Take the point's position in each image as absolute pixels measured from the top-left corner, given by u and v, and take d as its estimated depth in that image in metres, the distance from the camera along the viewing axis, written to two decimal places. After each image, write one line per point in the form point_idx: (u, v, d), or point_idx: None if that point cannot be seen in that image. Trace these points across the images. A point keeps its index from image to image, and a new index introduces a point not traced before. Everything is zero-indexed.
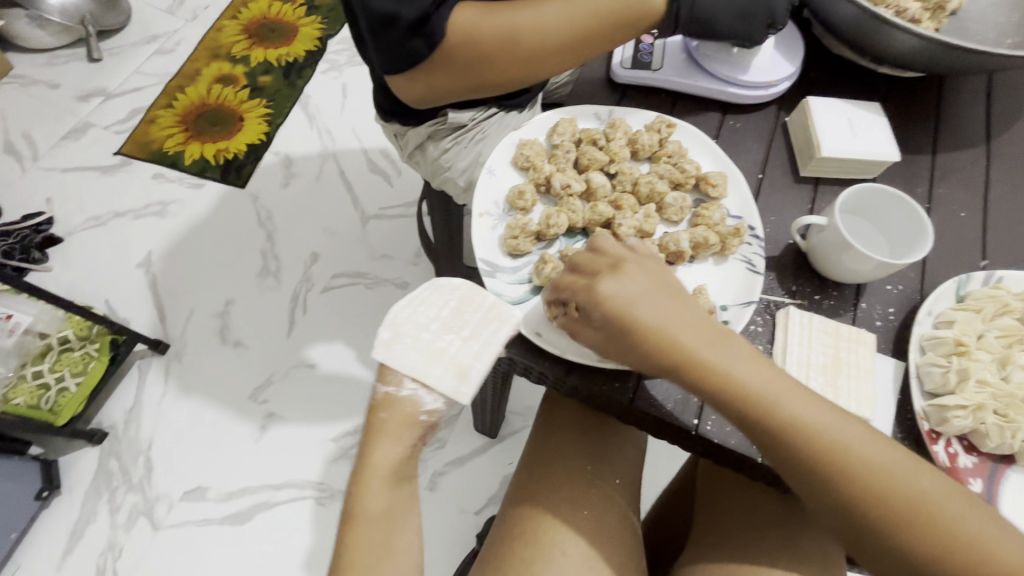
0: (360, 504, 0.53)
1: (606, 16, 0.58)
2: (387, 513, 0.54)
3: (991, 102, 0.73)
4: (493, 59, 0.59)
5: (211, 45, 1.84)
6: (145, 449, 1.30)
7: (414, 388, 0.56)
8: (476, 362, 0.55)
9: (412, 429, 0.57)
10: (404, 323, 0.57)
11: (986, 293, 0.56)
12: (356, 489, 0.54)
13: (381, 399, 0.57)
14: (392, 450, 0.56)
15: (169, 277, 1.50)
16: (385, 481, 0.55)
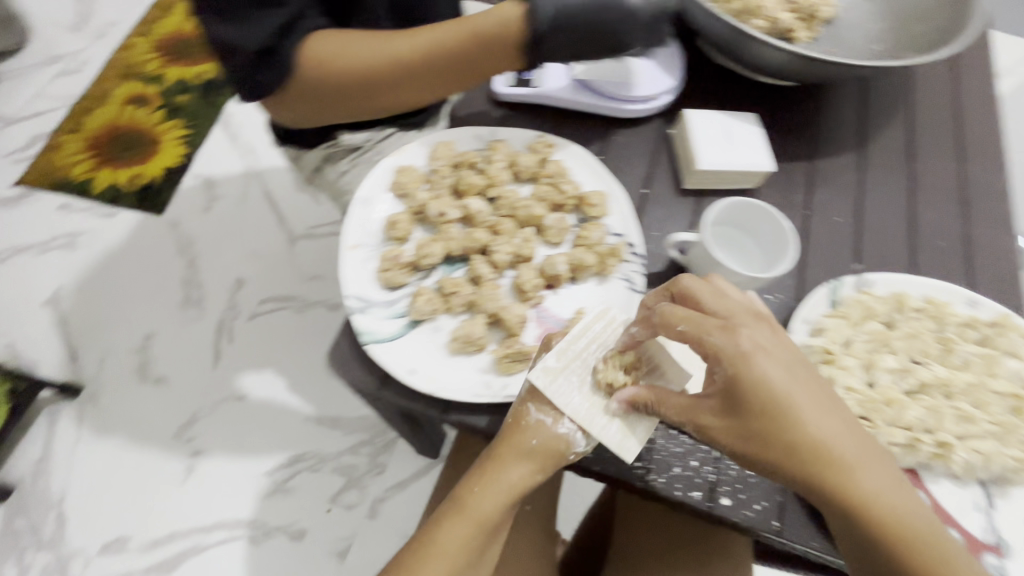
0: (440, 531, 0.48)
1: (464, 53, 0.58)
2: (464, 551, 0.48)
3: (869, 106, 0.75)
4: (350, 96, 0.59)
5: (119, 64, 1.61)
6: (56, 503, 1.15)
7: (571, 430, 0.49)
8: (644, 418, 0.49)
9: (542, 474, 0.50)
10: (575, 357, 0.51)
11: (854, 299, 0.58)
12: (449, 514, 0.49)
13: (524, 432, 0.49)
14: (510, 491, 0.49)
15: (79, 314, 1.32)
16: (484, 523, 0.48)
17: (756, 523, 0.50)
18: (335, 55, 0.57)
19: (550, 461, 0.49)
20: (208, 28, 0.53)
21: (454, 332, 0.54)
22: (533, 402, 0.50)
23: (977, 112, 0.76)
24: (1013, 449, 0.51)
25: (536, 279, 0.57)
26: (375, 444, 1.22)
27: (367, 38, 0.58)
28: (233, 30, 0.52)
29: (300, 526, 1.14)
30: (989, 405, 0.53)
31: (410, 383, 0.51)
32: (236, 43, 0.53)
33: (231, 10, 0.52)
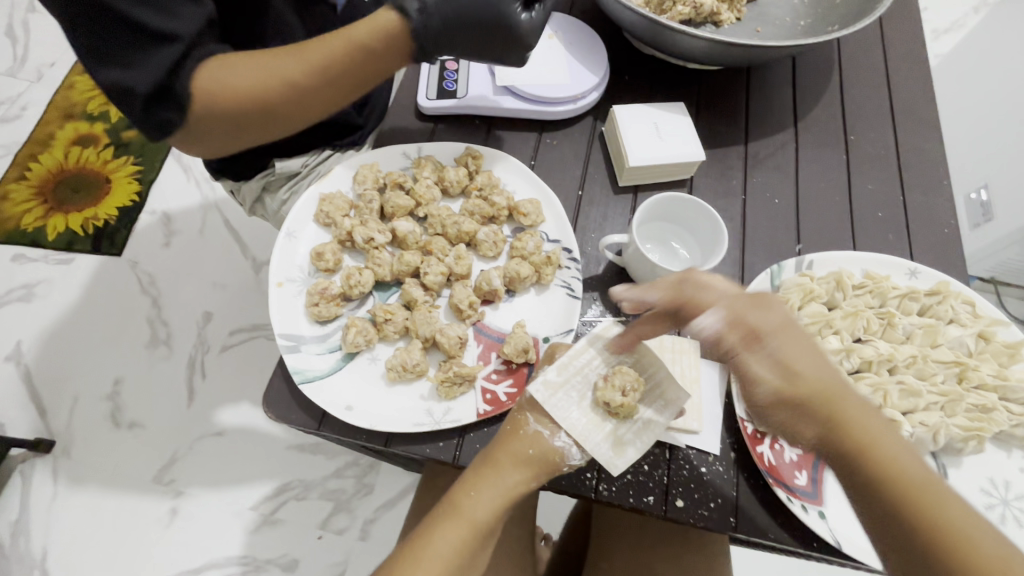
0: (433, 534, 0.46)
1: (355, 62, 0.55)
2: (456, 559, 0.46)
3: (798, 83, 0.75)
4: (252, 124, 0.56)
5: (61, 104, 1.52)
6: (39, 562, 1.07)
7: (567, 444, 0.48)
8: (637, 439, 0.48)
9: (539, 483, 0.48)
10: (574, 370, 0.51)
11: (795, 282, 0.57)
12: (443, 517, 0.47)
13: (521, 439, 0.48)
14: (506, 497, 0.48)
15: (44, 365, 1.23)
16: (478, 528, 0.47)
17: (717, 522, 0.49)
18: (228, 85, 0.54)
19: (546, 471, 0.48)
20: (96, 69, 0.50)
21: (390, 361, 0.52)
22: (534, 413, 0.50)
23: (907, 79, 0.75)
24: (958, 418, 0.51)
25: (472, 297, 0.56)
26: (361, 465, 1.18)
27: (252, 61, 0.55)
28: (122, 73, 0.50)
29: (292, 556, 1.09)
30: (932, 376, 0.53)
31: (349, 420, 0.49)
32: (130, 85, 0.50)
33: (117, 52, 0.50)
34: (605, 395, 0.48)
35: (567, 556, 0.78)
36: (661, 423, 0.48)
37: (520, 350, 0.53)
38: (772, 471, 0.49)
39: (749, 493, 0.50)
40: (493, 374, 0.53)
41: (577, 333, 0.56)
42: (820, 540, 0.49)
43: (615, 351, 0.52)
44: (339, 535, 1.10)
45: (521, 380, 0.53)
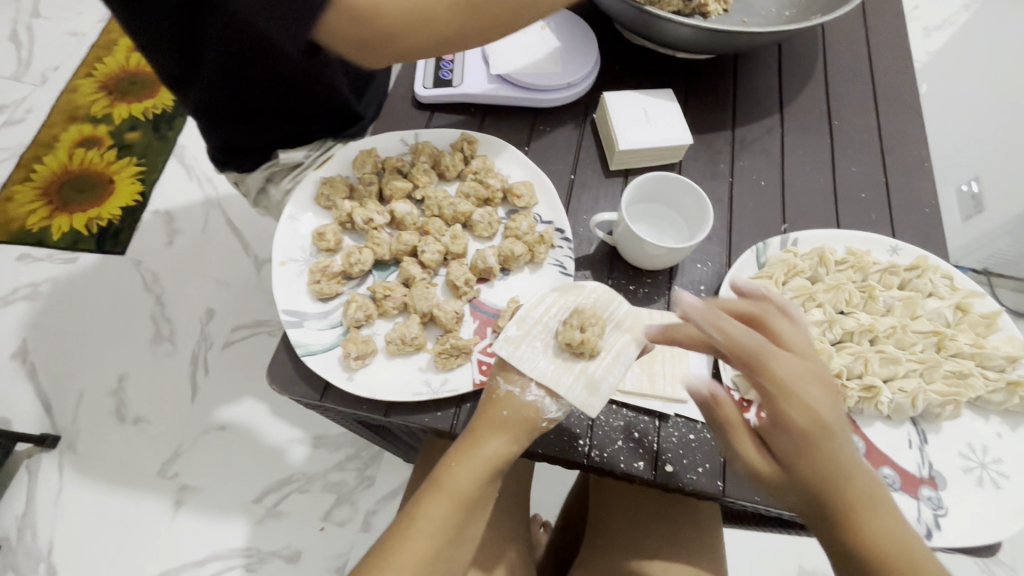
0: (419, 511, 0.47)
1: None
2: (443, 532, 0.46)
3: (783, 72, 0.77)
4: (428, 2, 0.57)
5: (65, 108, 1.55)
6: (46, 554, 1.09)
7: (539, 397, 0.49)
8: (609, 375, 0.49)
9: (519, 446, 0.49)
10: (532, 320, 0.51)
11: (779, 258, 0.59)
12: (426, 492, 0.48)
13: (497, 404, 0.50)
14: (487, 468, 0.48)
15: (50, 362, 1.24)
16: (462, 499, 0.47)
17: (704, 486, 0.51)
18: None
19: (525, 432, 0.49)
20: None
21: (389, 335, 0.54)
22: (502, 376, 0.51)
23: (889, 68, 0.78)
24: (936, 384, 0.53)
25: (468, 274, 0.58)
26: (362, 457, 1.20)
27: None
28: None
29: (295, 547, 1.10)
30: (911, 345, 0.55)
31: (350, 390, 0.52)
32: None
33: None
34: (568, 341, 0.49)
35: (561, 542, 0.79)
36: (626, 358, 0.50)
37: None
38: None
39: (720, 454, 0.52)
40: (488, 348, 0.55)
41: None
42: None
43: (571, 297, 0.53)
44: (341, 526, 1.12)
45: None
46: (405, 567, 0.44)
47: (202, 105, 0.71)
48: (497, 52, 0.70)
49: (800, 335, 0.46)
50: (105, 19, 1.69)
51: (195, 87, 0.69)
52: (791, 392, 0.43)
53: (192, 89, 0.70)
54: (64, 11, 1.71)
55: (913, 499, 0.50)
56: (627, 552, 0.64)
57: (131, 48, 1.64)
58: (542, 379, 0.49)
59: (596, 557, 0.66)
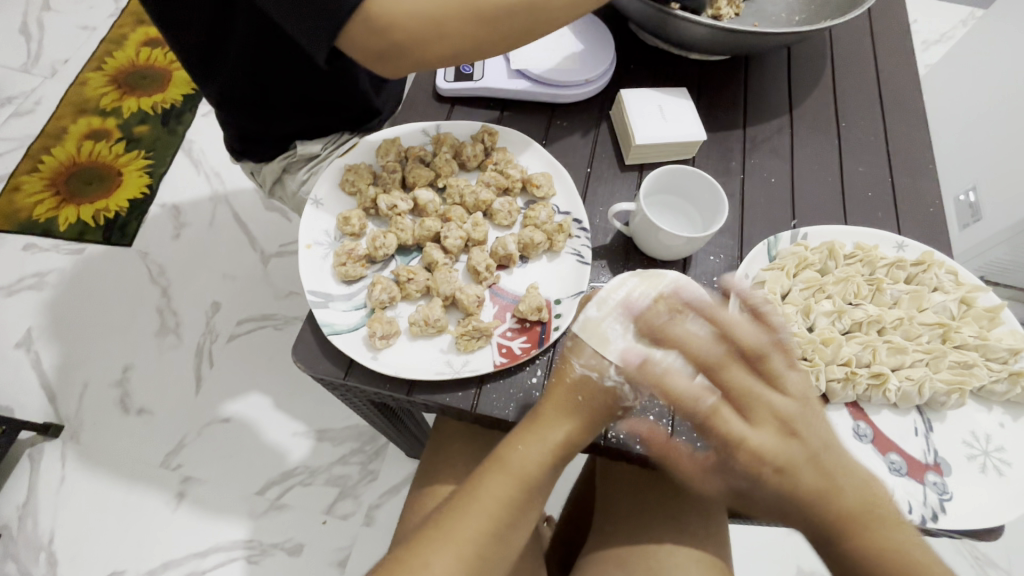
0: (480, 487, 0.47)
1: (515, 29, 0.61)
2: (504, 509, 0.47)
3: (792, 74, 0.79)
4: (436, 41, 0.58)
5: (74, 101, 1.56)
6: (46, 544, 1.08)
7: (618, 382, 0.49)
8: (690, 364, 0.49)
9: (588, 431, 0.50)
10: (613, 303, 0.50)
11: (790, 251, 0.61)
12: (488, 468, 0.48)
13: (568, 387, 0.50)
14: (555, 450, 0.49)
15: (55, 352, 1.25)
16: (527, 479, 0.48)
17: None
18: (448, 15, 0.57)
19: (594, 419, 0.50)
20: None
21: (412, 317, 0.56)
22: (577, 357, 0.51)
23: (894, 74, 0.80)
24: (942, 373, 0.54)
25: (488, 260, 0.60)
26: (366, 451, 1.20)
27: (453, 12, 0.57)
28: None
29: (298, 540, 1.10)
30: (917, 336, 0.57)
31: (374, 368, 0.53)
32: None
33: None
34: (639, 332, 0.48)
35: (567, 532, 0.80)
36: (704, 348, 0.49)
37: (535, 308, 0.56)
38: None
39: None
40: (508, 331, 0.57)
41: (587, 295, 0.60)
42: None
43: (653, 285, 0.51)
44: (344, 519, 1.12)
45: (535, 337, 0.56)
46: (468, 534, 0.45)
47: (224, 96, 0.74)
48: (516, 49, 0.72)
49: (709, 343, 0.46)
50: (115, 14, 1.70)
51: (219, 77, 0.72)
52: (717, 413, 0.44)
53: (216, 80, 0.73)
54: (74, 5, 1.73)
55: (920, 484, 0.51)
56: (638, 539, 0.65)
57: (141, 43, 1.66)
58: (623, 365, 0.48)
59: (605, 544, 0.67)
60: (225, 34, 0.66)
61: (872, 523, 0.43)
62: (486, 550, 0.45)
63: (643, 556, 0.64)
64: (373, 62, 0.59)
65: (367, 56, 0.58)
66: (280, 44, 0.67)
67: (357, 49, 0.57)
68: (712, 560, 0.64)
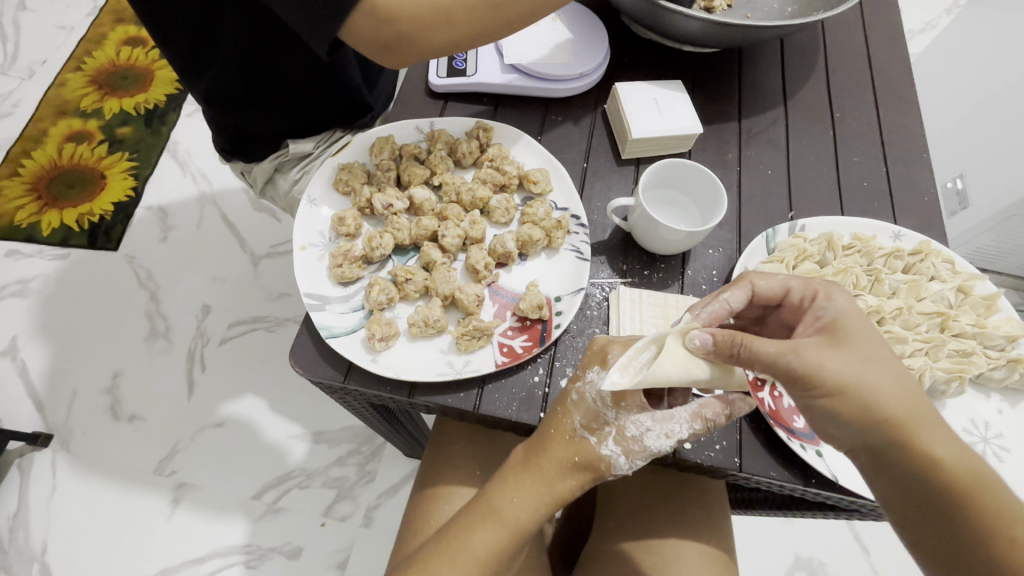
0: (471, 534, 0.49)
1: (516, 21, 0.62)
2: (493, 558, 0.48)
3: (785, 64, 0.79)
4: (440, 30, 0.59)
5: (53, 102, 1.52)
6: (38, 555, 1.06)
7: (614, 453, 0.49)
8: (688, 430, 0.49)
9: (580, 486, 0.50)
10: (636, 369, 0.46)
11: (789, 243, 0.61)
12: (479, 518, 0.49)
13: (566, 446, 0.49)
14: (546, 501, 0.49)
15: (41, 360, 1.22)
16: (518, 530, 0.49)
17: (723, 461, 0.53)
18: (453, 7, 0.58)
19: (589, 477, 0.50)
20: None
21: (412, 318, 0.55)
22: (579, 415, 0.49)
23: (885, 63, 0.80)
24: (942, 362, 0.55)
25: (487, 259, 0.59)
26: (364, 452, 1.19)
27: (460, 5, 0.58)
28: None
29: (296, 544, 1.09)
30: (917, 326, 0.57)
31: (375, 371, 0.52)
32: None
33: None
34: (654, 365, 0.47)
35: (568, 529, 0.79)
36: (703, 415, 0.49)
37: (535, 306, 0.56)
38: (774, 415, 0.53)
39: (757, 447, 0.53)
40: (509, 330, 0.56)
41: (588, 292, 0.59)
42: (819, 477, 0.52)
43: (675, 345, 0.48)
44: (343, 521, 1.11)
45: (536, 335, 0.56)
46: None
47: (213, 96, 0.72)
48: (510, 43, 0.71)
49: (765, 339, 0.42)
50: (93, 12, 1.66)
51: (207, 76, 0.70)
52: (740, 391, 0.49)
53: (203, 79, 0.71)
54: (51, 4, 1.68)
55: None
56: (641, 535, 0.65)
57: (121, 42, 1.62)
58: (621, 435, 0.49)
59: (608, 539, 0.67)
60: (215, 31, 0.65)
61: (925, 427, 0.42)
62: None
63: (647, 550, 0.64)
64: (379, 53, 0.60)
65: (374, 47, 0.59)
66: (272, 42, 0.66)
67: (363, 40, 0.58)
68: (716, 553, 0.64)
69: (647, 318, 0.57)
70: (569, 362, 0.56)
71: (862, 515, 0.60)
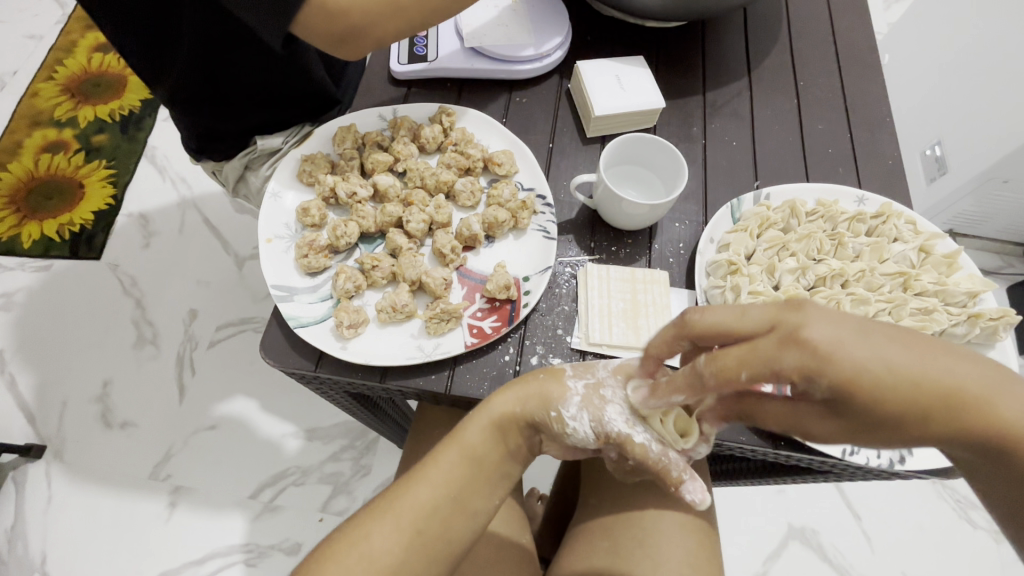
0: (431, 457, 0.49)
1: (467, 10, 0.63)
2: (447, 480, 0.47)
3: (750, 36, 0.79)
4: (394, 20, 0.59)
5: (27, 113, 1.50)
6: (38, 565, 1.06)
7: (575, 389, 0.49)
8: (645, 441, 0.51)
9: (526, 411, 0.49)
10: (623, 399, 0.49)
11: (753, 212, 0.62)
12: (441, 443, 0.50)
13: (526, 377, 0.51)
14: (497, 427, 0.49)
15: (29, 372, 1.22)
16: (469, 449, 0.49)
17: None
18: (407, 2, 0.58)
19: (540, 403, 0.49)
20: None
21: (379, 304, 0.55)
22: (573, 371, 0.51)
23: (849, 30, 0.81)
24: (904, 320, 0.56)
25: (453, 242, 0.59)
26: (358, 447, 1.20)
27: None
28: None
29: (295, 540, 1.10)
30: (880, 287, 0.58)
31: (344, 358, 0.53)
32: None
33: None
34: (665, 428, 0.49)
35: (556, 509, 0.80)
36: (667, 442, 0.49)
37: (503, 287, 0.56)
38: None
39: None
40: (477, 312, 0.57)
41: (555, 270, 0.60)
42: (788, 439, 0.53)
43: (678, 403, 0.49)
44: (341, 515, 1.12)
45: (504, 316, 0.56)
46: (410, 502, 0.46)
47: (176, 95, 0.72)
48: (470, 27, 0.71)
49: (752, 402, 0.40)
50: (62, 20, 1.64)
51: (169, 76, 0.69)
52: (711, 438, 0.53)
53: (165, 79, 0.70)
54: (19, 14, 1.66)
55: None
56: (625, 507, 0.66)
57: (92, 49, 1.60)
58: (591, 397, 0.49)
59: (593, 514, 0.68)
60: (172, 30, 0.64)
61: (944, 407, 0.33)
62: (426, 526, 0.45)
63: (631, 522, 0.65)
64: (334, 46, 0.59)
65: (330, 38, 0.59)
66: (232, 41, 0.65)
67: (315, 30, 0.57)
68: (699, 522, 0.65)
69: (613, 295, 0.57)
70: (539, 340, 0.56)
71: (840, 476, 0.61)
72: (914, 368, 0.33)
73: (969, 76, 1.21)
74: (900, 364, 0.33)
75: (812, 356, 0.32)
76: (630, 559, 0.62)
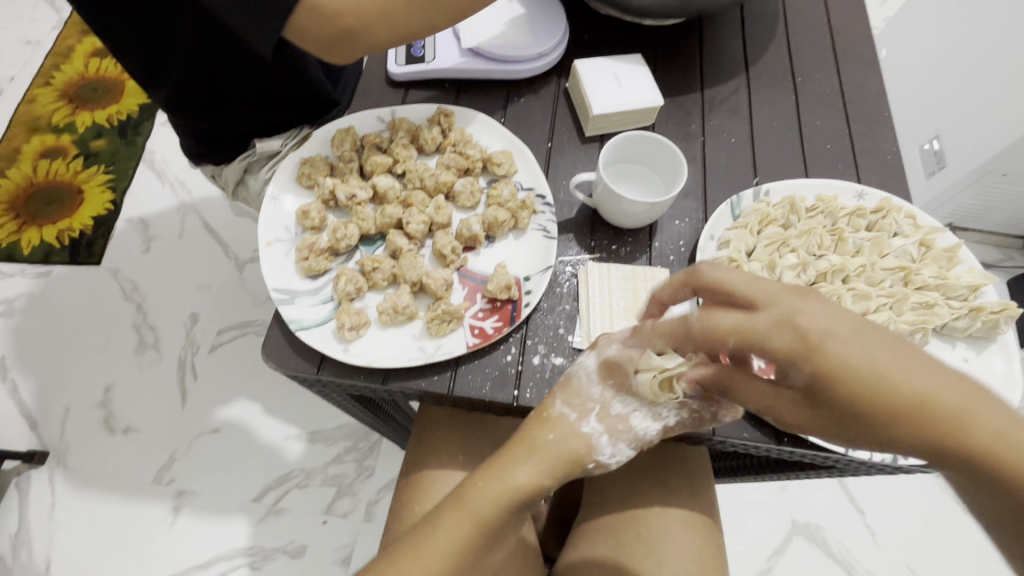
0: (437, 524, 0.47)
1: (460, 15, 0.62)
2: (458, 551, 0.46)
3: (747, 32, 0.79)
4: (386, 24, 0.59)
5: (25, 119, 1.50)
6: (43, 571, 1.07)
7: (595, 430, 0.50)
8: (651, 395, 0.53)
9: (546, 478, 0.49)
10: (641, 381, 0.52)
11: (752, 209, 0.62)
12: (448, 507, 0.48)
13: (541, 426, 0.50)
14: (512, 497, 0.48)
15: (31, 378, 1.22)
16: (483, 520, 0.47)
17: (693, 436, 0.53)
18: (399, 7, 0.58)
19: (560, 467, 0.49)
20: None
21: (381, 306, 0.55)
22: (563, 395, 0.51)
23: (846, 25, 0.81)
24: (906, 315, 0.55)
25: (454, 243, 0.59)
26: (361, 448, 1.20)
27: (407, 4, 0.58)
28: None
29: (300, 542, 1.10)
30: (881, 282, 0.58)
31: (346, 360, 0.53)
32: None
33: None
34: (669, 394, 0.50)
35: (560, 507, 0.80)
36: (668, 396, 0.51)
37: (503, 286, 0.56)
38: None
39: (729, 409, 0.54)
40: (479, 312, 0.57)
41: (556, 269, 0.60)
42: (791, 435, 0.53)
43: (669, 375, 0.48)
44: (344, 516, 1.12)
45: (506, 316, 0.56)
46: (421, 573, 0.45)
47: (174, 100, 0.72)
48: (467, 27, 0.71)
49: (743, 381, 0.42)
50: (59, 26, 1.64)
51: (167, 82, 0.69)
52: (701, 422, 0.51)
53: (162, 84, 0.70)
54: (15, 20, 1.66)
55: None
56: (629, 505, 0.66)
57: (89, 54, 1.60)
58: (606, 414, 0.50)
59: (597, 512, 0.68)
60: (168, 35, 0.64)
61: (904, 407, 0.33)
62: None
63: (635, 520, 0.65)
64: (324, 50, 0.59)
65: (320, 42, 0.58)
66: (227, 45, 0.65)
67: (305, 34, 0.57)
68: (703, 519, 0.65)
69: (613, 294, 0.57)
70: (541, 339, 0.56)
71: (844, 471, 0.61)
72: (896, 371, 0.33)
73: (967, 70, 1.21)
74: (883, 364, 0.34)
75: (788, 331, 0.35)
76: (635, 557, 0.62)
